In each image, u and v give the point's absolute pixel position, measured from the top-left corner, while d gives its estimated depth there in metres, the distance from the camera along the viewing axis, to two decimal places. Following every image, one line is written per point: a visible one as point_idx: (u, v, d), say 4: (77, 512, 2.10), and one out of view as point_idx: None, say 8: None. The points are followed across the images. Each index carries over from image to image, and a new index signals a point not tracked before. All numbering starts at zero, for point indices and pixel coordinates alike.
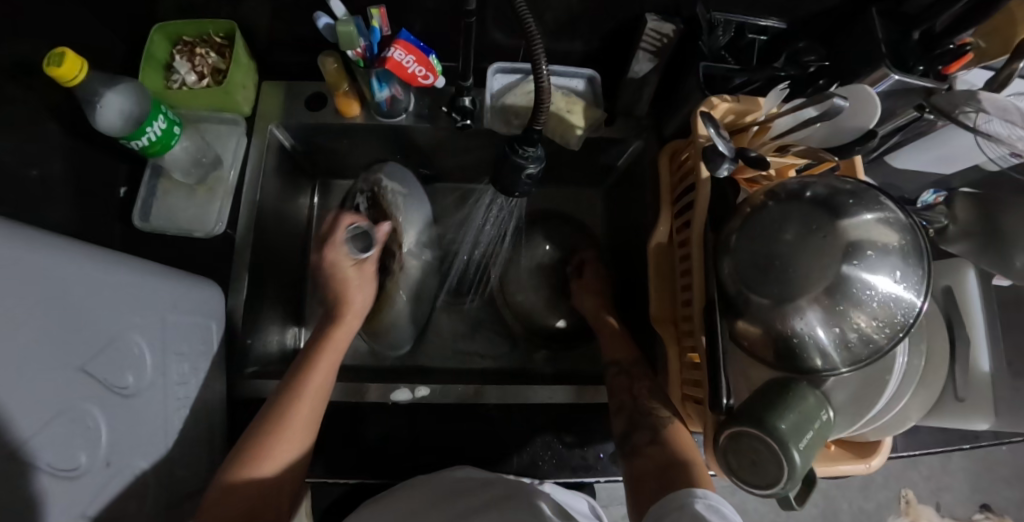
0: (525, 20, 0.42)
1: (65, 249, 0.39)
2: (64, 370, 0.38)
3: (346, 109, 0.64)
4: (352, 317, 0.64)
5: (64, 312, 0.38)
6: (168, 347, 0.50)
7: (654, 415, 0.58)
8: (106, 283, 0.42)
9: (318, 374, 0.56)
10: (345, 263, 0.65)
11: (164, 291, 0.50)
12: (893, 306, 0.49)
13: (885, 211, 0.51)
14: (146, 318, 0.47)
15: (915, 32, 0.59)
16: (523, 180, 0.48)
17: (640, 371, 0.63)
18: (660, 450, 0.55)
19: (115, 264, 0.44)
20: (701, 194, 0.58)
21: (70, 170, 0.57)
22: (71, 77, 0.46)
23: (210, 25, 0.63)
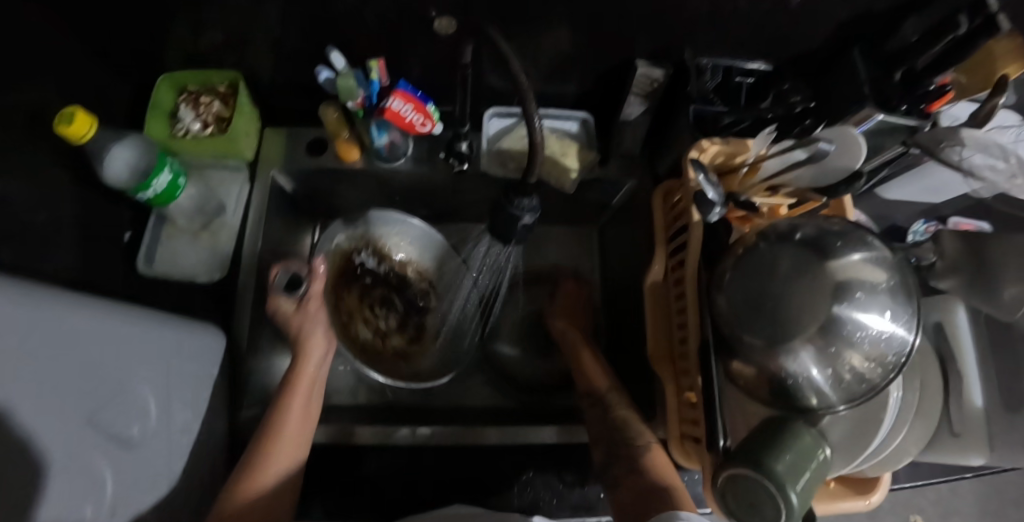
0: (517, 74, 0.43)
1: (74, 304, 0.40)
2: (70, 424, 0.39)
3: (345, 154, 0.66)
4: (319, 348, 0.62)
5: (71, 364, 0.39)
6: (174, 395, 0.50)
7: (630, 445, 0.59)
8: (112, 336, 0.43)
9: (294, 415, 0.55)
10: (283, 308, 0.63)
11: (168, 340, 0.51)
12: (885, 345, 0.50)
13: (872, 251, 0.53)
14: (153, 367, 0.48)
15: (896, 72, 0.60)
16: (518, 229, 0.50)
17: (617, 401, 0.64)
18: (637, 478, 0.55)
19: (121, 316, 0.45)
20: (694, 236, 0.58)
21: (76, 217, 0.58)
22: (81, 135, 0.47)
23: (214, 75, 0.66)
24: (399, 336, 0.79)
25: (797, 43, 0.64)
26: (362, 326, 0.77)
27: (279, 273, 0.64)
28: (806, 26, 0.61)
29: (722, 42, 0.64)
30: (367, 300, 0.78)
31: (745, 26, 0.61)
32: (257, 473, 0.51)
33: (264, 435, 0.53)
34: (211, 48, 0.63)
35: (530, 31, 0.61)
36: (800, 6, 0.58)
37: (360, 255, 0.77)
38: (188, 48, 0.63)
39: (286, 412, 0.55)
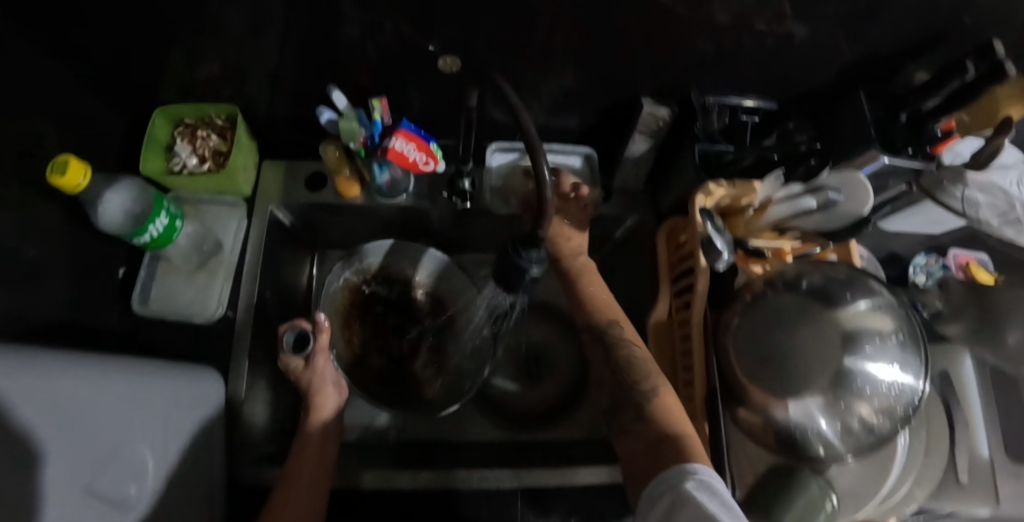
0: (518, 110, 0.38)
1: (54, 367, 0.39)
2: (70, 495, 0.37)
3: (345, 190, 0.65)
4: (329, 406, 0.60)
5: (69, 429, 0.38)
6: (171, 450, 0.49)
7: (636, 390, 0.54)
8: (105, 396, 0.42)
9: (302, 474, 0.53)
10: (292, 365, 0.58)
11: (162, 393, 0.49)
12: (894, 398, 0.49)
13: (878, 298, 0.52)
14: (150, 425, 0.46)
15: (902, 114, 0.61)
16: (525, 280, 0.48)
17: (622, 336, 0.58)
18: (645, 426, 0.51)
19: (110, 375, 0.44)
20: (700, 284, 0.57)
21: (65, 254, 0.56)
22: (75, 185, 0.45)
23: (212, 109, 0.64)
24: (419, 361, 0.73)
25: (800, 82, 0.64)
26: (374, 355, 0.72)
27: (286, 332, 0.58)
28: (807, 65, 0.61)
29: (725, 81, 0.64)
30: (380, 329, 0.74)
31: (746, 63, 0.61)
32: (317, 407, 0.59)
33: (296, 446, 0.56)
34: (210, 81, 0.62)
35: (533, 66, 0.60)
36: (801, 41, 0.58)
37: (368, 285, 0.74)
38: (186, 81, 0.62)
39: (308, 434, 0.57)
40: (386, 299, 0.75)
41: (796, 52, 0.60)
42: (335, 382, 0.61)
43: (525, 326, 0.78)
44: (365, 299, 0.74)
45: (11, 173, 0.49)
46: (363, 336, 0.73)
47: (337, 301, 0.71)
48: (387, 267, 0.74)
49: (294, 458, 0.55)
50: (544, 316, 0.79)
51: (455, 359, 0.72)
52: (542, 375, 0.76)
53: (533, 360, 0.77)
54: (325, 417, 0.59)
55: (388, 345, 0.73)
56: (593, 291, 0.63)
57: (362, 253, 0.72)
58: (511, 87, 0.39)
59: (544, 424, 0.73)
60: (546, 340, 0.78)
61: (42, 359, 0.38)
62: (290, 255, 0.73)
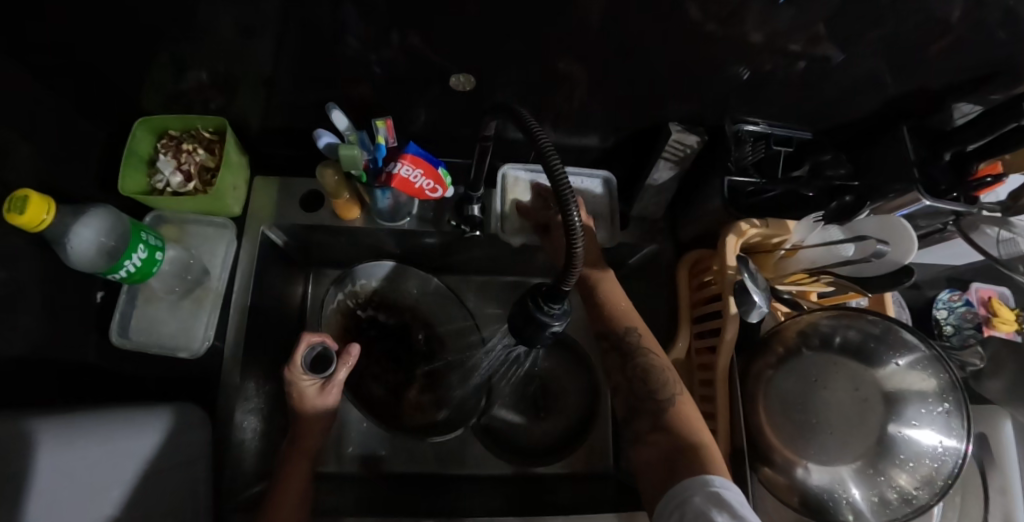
0: (539, 139, 0.36)
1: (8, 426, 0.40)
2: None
3: (345, 213, 0.60)
4: (304, 453, 0.54)
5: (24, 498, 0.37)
6: (144, 511, 0.46)
7: (654, 400, 0.51)
8: (52, 461, 0.41)
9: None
10: (302, 386, 0.52)
11: (133, 445, 0.47)
12: (936, 468, 0.46)
13: (917, 355, 0.48)
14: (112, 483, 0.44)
15: (946, 154, 0.55)
16: (546, 335, 0.44)
17: (638, 341, 0.55)
18: (660, 436, 0.48)
19: (50, 434, 0.42)
20: (729, 331, 0.52)
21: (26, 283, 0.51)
22: (37, 222, 0.40)
23: (199, 120, 0.59)
24: (415, 387, 0.68)
25: (838, 112, 0.60)
26: (370, 383, 0.67)
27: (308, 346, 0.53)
28: (846, 95, 0.57)
29: (759, 108, 0.60)
30: (376, 362, 0.68)
31: (781, 90, 0.57)
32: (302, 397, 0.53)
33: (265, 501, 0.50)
34: (199, 92, 0.57)
35: (554, 85, 0.56)
36: (839, 69, 0.53)
37: (365, 311, 0.69)
38: (171, 90, 0.56)
39: (291, 471, 0.52)
40: (383, 325, 0.70)
41: (833, 80, 0.55)
42: (325, 421, 0.54)
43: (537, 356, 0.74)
44: (358, 327, 0.69)
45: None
46: (360, 363, 0.67)
47: (333, 324, 0.66)
48: (386, 291, 0.71)
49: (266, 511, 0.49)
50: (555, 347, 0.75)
51: (456, 387, 0.69)
52: (548, 406, 0.72)
53: (542, 394, 0.73)
54: (300, 464, 0.53)
55: (385, 374, 0.68)
56: (609, 294, 0.58)
57: (353, 274, 0.68)
58: (533, 119, 0.38)
59: (552, 457, 0.69)
60: (553, 371, 0.74)
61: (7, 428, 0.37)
62: (283, 278, 0.68)
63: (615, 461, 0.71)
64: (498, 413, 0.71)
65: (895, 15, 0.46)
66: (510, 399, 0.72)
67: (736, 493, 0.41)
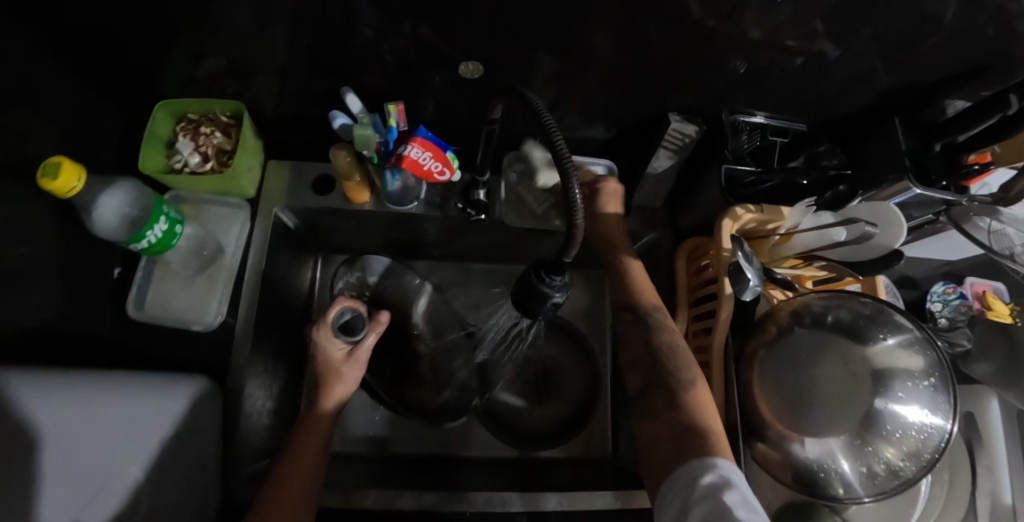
0: (545, 122, 0.38)
1: (29, 391, 0.41)
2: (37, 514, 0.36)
3: (354, 195, 0.62)
4: (325, 419, 0.55)
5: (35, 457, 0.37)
6: (162, 475, 0.47)
7: (674, 377, 0.52)
8: (67, 423, 0.41)
9: (292, 486, 0.49)
10: (331, 346, 0.56)
11: (145, 410, 0.47)
12: (922, 442, 0.47)
13: (906, 334, 0.50)
14: (127, 448, 0.44)
15: (936, 144, 0.58)
16: (547, 307, 0.46)
17: (664, 321, 0.56)
18: (676, 414, 0.49)
19: (56, 395, 0.42)
20: (724, 312, 0.54)
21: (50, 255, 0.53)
22: (69, 189, 0.42)
23: (216, 105, 0.61)
24: (410, 386, 0.69)
25: (832, 105, 0.63)
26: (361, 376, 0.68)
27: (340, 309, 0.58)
28: (839, 88, 0.60)
29: (757, 101, 0.62)
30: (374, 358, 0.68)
31: (778, 83, 0.59)
32: (326, 389, 0.56)
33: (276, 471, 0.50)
34: (217, 77, 0.59)
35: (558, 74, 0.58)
36: (835, 64, 0.56)
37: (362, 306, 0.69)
38: (190, 75, 0.59)
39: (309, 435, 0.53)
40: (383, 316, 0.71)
41: (829, 75, 0.58)
42: (343, 392, 0.56)
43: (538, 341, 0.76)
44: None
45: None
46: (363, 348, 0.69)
47: None
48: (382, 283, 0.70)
49: (280, 479, 0.49)
50: (555, 334, 0.76)
51: (455, 370, 0.70)
52: (548, 391, 0.74)
53: (542, 380, 0.74)
54: (318, 430, 0.54)
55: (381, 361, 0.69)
56: (636, 276, 0.61)
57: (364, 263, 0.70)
58: (543, 105, 0.40)
59: (555, 441, 0.71)
60: (552, 358, 0.76)
61: None
62: (292, 260, 0.70)
63: (614, 448, 0.72)
64: (499, 397, 0.73)
65: (881, 10, 0.48)
66: (512, 383, 0.74)
67: (741, 478, 0.43)
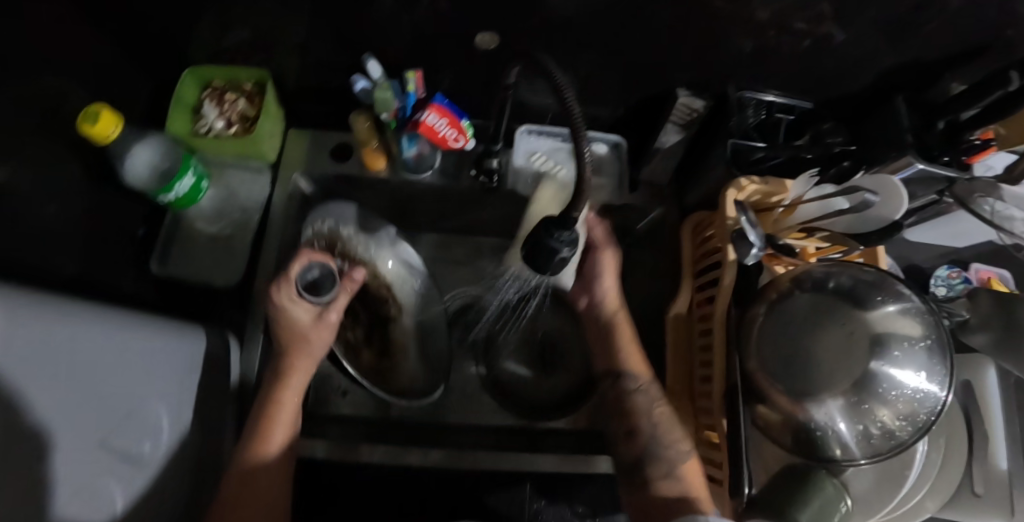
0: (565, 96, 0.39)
1: (85, 307, 0.43)
2: (66, 448, 0.39)
3: (371, 162, 0.64)
4: (303, 372, 0.54)
5: (75, 382, 0.40)
6: (174, 409, 0.51)
7: (667, 447, 0.54)
8: (106, 350, 0.43)
9: (278, 433, 0.51)
10: (295, 306, 0.52)
11: (166, 349, 0.50)
12: (918, 404, 0.49)
13: (907, 303, 0.51)
14: (141, 377, 0.47)
15: (939, 121, 0.59)
16: (556, 262, 0.48)
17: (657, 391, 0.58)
18: (671, 485, 0.51)
19: (84, 323, 0.41)
20: (727, 277, 0.57)
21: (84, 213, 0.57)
22: (107, 135, 0.47)
23: (243, 73, 0.64)
24: (369, 350, 0.69)
25: (837, 84, 0.64)
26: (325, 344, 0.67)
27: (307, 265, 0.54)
28: (844, 67, 0.61)
29: (764, 79, 0.64)
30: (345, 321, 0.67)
31: (785, 63, 0.61)
32: (265, 434, 0.50)
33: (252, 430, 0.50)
34: (240, 47, 0.61)
35: (569, 50, 0.60)
36: (841, 45, 0.57)
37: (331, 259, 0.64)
38: (215, 44, 0.61)
39: (284, 398, 0.52)
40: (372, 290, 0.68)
41: (834, 56, 0.59)
42: (313, 355, 0.54)
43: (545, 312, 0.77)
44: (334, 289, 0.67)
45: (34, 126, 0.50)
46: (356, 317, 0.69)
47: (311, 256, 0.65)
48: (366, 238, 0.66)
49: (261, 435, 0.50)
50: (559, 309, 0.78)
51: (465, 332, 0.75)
52: (554, 363, 0.75)
53: (545, 354, 0.75)
54: (298, 384, 0.53)
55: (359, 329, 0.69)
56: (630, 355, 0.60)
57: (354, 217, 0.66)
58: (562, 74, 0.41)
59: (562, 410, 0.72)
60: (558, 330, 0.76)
61: (71, 306, 0.41)
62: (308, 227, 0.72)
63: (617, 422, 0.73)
64: (505, 366, 0.75)
65: None
66: (518, 353, 0.75)
67: None
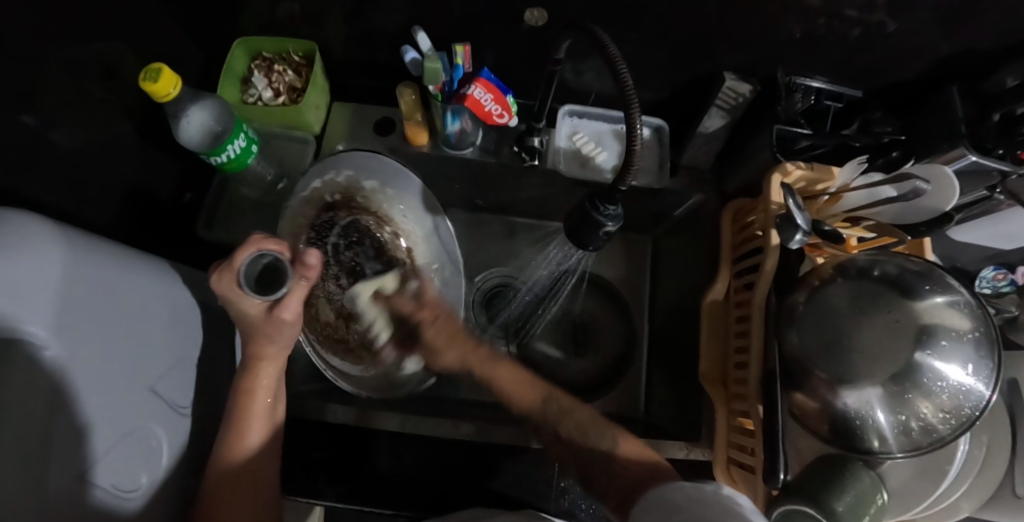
0: (621, 76, 0.39)
1: (136, 256, 0.43)
2: (119, 396, 0.40)
3: (414, 137, 0.67)
4: (272, 358, 0.51)
5: (129, 330, 0.40)
6: (209, 361, 0.52)
7: (599, 449, 0.52)
8: (155, 300, 0.44)
9: (257, 412, 0.50)
10: (246, 303, 0.48)
11: (203, 303, 0.51)
12: (962, 398, 0.46)
13: (956, 295, 0.48)
14: (181, 328, 0.47)
15: (993, 114, 0.57)
16: (599, 236, 0.48)
17: (561, 406, 0.56)
18: (618, 476, 0.50)
19: (136, 274, 0.42)
20: (768, 262, 0.56)
21: (133, 174, 0.60)
22: (164, 94, 0.49)
23: (291, 44, 0.65)
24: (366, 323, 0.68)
25: (890, 71, 0.62)
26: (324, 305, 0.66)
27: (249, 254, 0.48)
28: (898, 55, 0.60)
29: (812, 65, 0.63)
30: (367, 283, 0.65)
31: (835, 50, 0.60)
32: (244, 425, 0.49)
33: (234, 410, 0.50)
34: (288, 18, 0.63)
35: (613, 27, 0.59)
36: (895, 33, 0.56)
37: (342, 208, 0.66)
38: (263, 15, 0.63)
39: (257, 385, 0.51)
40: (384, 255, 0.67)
41: (887, 44, 0.58)
42: (279, 346, 0.51)
43: (580, 295, 0.80)
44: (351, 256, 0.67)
45: (89, 87, 0.53)
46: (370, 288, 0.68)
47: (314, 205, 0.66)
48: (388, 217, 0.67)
49: (241, 421, 0.50)
50: (597, 292, 0.80)
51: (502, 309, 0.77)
52: (587, 344, 0.78)
53: (575, 334, 0.78)
54: (270, 372, 0.52)
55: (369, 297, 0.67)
56: (503, 383, 0.58)
57: (365, 167, 0.66)
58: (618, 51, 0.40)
59: (596, 392, 0.75)
60: (591, 313, 0.79)
61: (124, 254, 0.41)
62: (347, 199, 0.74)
63: (645, 409, 0.74)
64: (536, 346, 0.76)
65: None
66: (549, 333, 0.77)
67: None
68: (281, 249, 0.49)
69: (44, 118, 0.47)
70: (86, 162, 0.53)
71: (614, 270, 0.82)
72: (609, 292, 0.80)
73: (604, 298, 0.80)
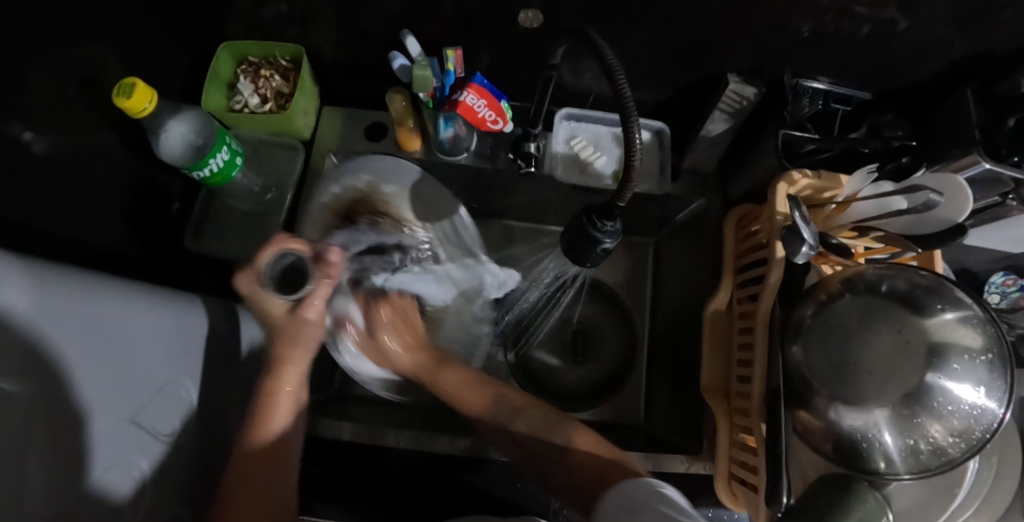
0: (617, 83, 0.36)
1: (107, 283, 0.42)
2: (95, 431, 0.39)
3: (406, 143, 0.65)
4: (298, 360, 0.51)
5: (101, 362, 0.39)
6: (199, 385, 0.51)
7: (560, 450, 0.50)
8: (132, 331, 0.43)
9: (280, 408, 0.50)
10: (273, 306, 0.49)
11: (191, 328, 0.50)
12: (974, 421, 0.44)
13: (967, 311, 0.46)
14: (168, 357, 0.47)
15: (1010, 118, 0.54)
16: (596, 252, 0.46)
17: (511, 405, 0.55)
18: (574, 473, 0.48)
19: (107, 304, 0.41)
20: (772, 275, 0.54)
21: (120, 186, 0.59)
22: (140, 108, 0.49)
23: (277, 47, 0.63)
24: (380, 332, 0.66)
25: (902, 72, 0.60)
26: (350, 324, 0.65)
27: (269, 256, 0.49)
28: (910, 55, 0.57)
29: (820, 67, 0.60)
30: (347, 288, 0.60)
31: (844, 50, 0.57)
32: (264, 419, 0.49)
33: (259, 406, 0.50)
34: (274, 21, 0.60)
35: (611, 27, 0.57)
36: (908, 31, 0.53)
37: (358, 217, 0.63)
38: (249, 18, 0.60)
39: (279, 388, 0.51)
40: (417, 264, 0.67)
41: (899, 43, 0.55)
42: (304, 349, 0.51)
43: (580, 301, 0.78)
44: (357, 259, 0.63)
45: (71, 100, 0.51)
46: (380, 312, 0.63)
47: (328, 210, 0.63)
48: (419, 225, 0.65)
49: (264, 413, 0.50)
50: (596, 298, 0.78)
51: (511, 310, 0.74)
52: (586, 351, 0.76)
53: (574, 341, 0.76)
54: (294, 372, 0.51)
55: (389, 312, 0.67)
56: (448, 387, 0.58)
57: (390, 171, 0.65)
58: (612, 54, 0.38)
59: (594, 401, 0.73)
60: (589, 320, 0.77)
61: (94, 284, 0.41)
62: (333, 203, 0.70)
63: (646, 415, 0.73)
64: (534, 354, 0.75)
65: None
66: (548, 341, 0.76)
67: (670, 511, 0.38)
68: (305, 249, 0.48)
69: (20, 134, 0.45)
70: (70, 177, 0.52)
71: (614, 275, 0.80)
72: (609, 297, 0.78)
73: (605, 304, 0.78)
